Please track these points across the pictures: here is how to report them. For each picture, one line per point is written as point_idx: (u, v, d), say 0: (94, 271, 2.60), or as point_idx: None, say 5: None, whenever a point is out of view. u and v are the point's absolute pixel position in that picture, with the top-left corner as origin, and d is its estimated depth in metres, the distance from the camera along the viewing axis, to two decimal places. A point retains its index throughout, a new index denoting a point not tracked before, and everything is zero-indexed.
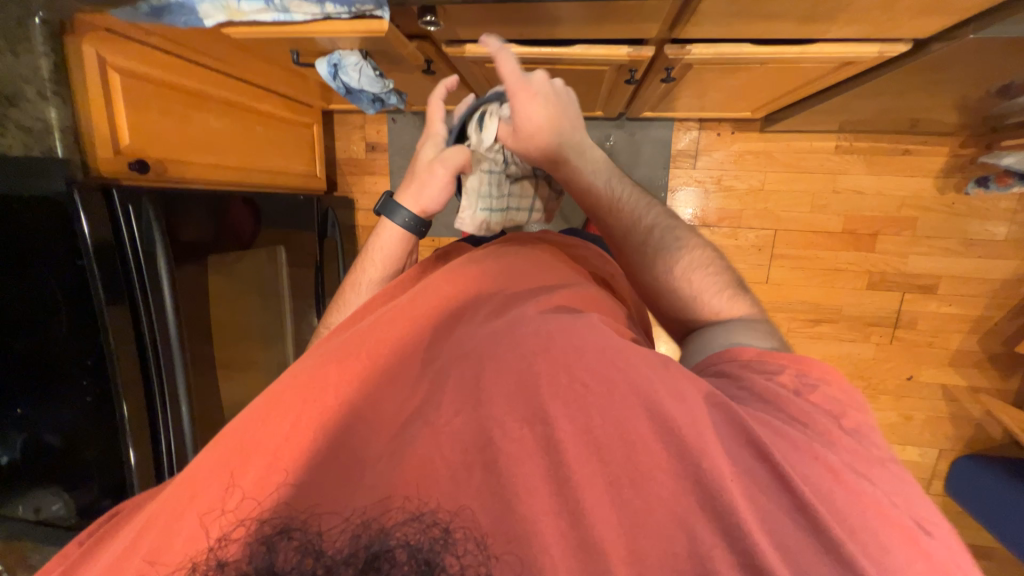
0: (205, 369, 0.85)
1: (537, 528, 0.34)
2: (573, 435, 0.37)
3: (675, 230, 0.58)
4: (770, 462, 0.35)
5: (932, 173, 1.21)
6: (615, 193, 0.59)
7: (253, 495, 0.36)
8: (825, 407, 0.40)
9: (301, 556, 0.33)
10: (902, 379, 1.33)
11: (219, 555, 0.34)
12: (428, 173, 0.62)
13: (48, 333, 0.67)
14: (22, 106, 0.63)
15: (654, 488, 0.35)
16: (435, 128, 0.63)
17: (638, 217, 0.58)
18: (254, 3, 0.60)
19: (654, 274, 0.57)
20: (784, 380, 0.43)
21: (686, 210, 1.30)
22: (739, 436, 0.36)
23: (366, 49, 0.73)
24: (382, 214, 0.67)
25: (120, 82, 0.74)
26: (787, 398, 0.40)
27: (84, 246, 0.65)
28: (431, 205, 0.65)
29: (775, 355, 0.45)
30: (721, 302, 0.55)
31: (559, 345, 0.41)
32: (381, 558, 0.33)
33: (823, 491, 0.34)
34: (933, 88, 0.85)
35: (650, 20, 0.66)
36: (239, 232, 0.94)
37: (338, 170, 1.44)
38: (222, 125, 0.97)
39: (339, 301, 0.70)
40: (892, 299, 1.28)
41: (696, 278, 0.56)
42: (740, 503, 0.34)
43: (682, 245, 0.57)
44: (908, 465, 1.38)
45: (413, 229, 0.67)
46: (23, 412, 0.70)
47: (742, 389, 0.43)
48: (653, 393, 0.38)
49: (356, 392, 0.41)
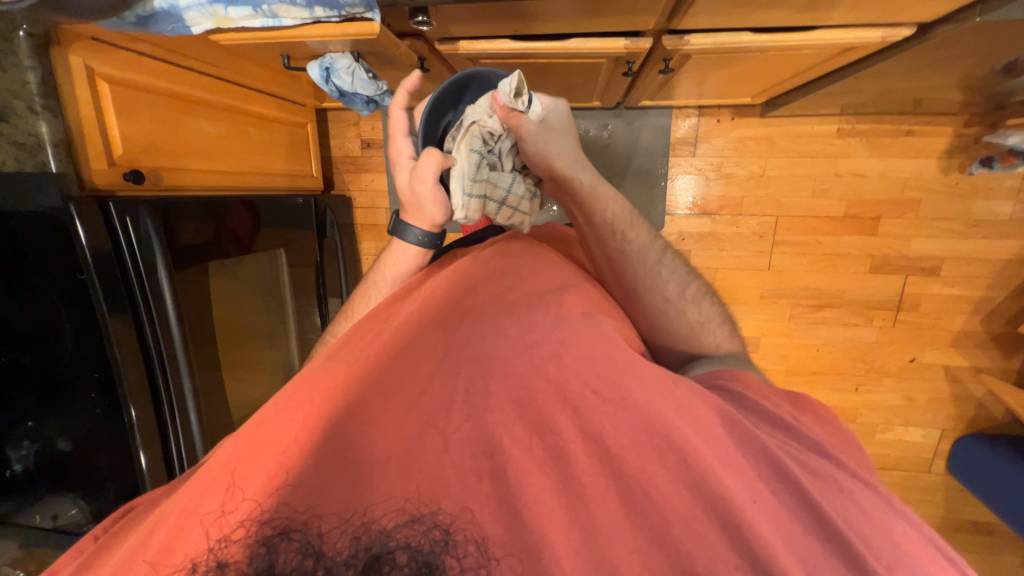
0: (210, 373, 0.86)
1: (547, 539, 0.34)
2: (582, 447, 0.38)
3: (681, 261, 0.65)
4: (791, 483, 0.38)
5: (936, 154, 1.20)
6: (631, 217, 0.63)
7: (254, 495, 0.35)
8: (825, 439, 0.45)
9: (301, 558, 0.32)
10: (905, 361, 1.33)
11: (218, 556, 0.33)
12: (412, 193, 0.57)
13: (55, 347, 0.68)
14: (11, 122, 0.61)
15: (668, 502, 0.36)
16: (399, 147, 0.59)
17: (652, 243, 0.63)
18: (242, 10, 0.59)
19: (667, 298, 0.61)
20: (785, 411, 0.48)
21: (686, 197, 1.29)
22: (762, 457, 0.39)
23: (358, 51, 0.72)
24: (394, 236, 0.63)
25: (109, 91, 0.73)
26: (794, 424, 0.45)
27: (83, 259, 0.64)
28: (436, 219, 0.59)
29: (775, 392, 0.50)
30: (719, 334, 0.63)
31: (569, 352, 0.42)
32: (381, 560, 0.33)
33: (850, 519, 0.36)
34: (937, 69, 0.84)
35: (647, 13, 0.65)
36: (240, 235, 0.94)
37: (334, 168, 1.43)
38: (214, 129, 0.95)
39: (348, 311, 0.66)
40: (894, 283, 1.28)
41: (702, 309, 0.63)
42: (761, 521, 0.35)
43: (688, 274, 0.64)
44: (911, 445, 1.39)
45: (429, 245, 0.63)
46: (34, 423, 0.72)
47: (747, 409, 0.47)
48: (666, 414, 0.39)
49: (362, 397, 0.40)
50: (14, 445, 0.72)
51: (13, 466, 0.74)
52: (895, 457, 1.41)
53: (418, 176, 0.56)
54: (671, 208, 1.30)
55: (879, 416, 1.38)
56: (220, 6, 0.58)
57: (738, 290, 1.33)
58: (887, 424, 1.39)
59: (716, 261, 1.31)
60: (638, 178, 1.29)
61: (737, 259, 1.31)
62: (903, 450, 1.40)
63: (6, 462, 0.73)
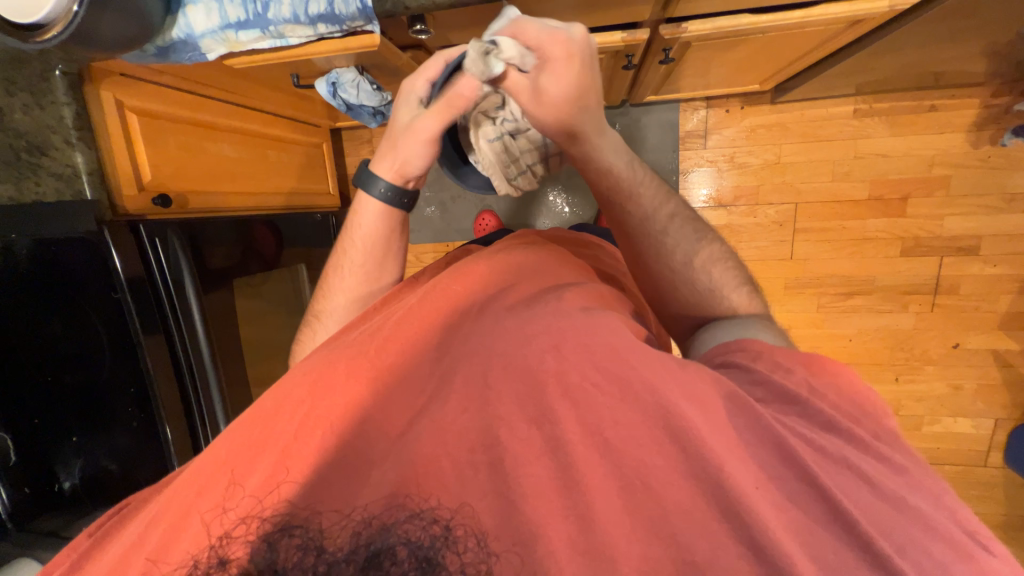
0: (238, 389, 0.89)
1: (543, 530, 0.34)
2: (580, 437, 0.37)
3: (693, 225, 0.60)
4: (800, 468, 0.36)
5: (963, 128, 1.14)
6: (635, 181, 0.58)
7: (255, 493, 0.36)
8: (843, 410, 0.42)
9: (302, 554, 0.33)
10: (948, 348, 1.26)
11: (220, 553, 0.33)
12: (405, 136, 0.58)
13: (92, 366, 0.72)
14: (51, 155, 0.67)
15: (669, 492, 0.35)
16: (414, 85, 0.55)
17: (659, 209, 0.59)
18: (251, 33, 0.61)
19: (672, 267, 0.58)
20: (797, 379, 0.44)
21: (701, 191, 1.26)
22: (767, 441, 0.37)
23: (362, 64, 0.74)
24: (359, 186, 0.64)
25: (138, 122, 0.77)
26: (803, 396, 0.42)
27: (119, 282, 0.68)
28: (408, 172, 0.61)
29: (788, 354, 0.46)
30: (736, 298, 0.58)
31: (570, 343, 0.42)
32: (381, 555, 0.32)
33: (863, 505, 0.35)
34: (963, 36, 0.80)
35: (642, 3, 0.65)
36: (264, 254, 0.98)
37: (349, 185, 1.47)
38: (235, 153, 0.99)
39: (323, 284, 0.70)
40: (929, 265, 1.22)
41: (716, 272, 0.58)
42: (765, 509, 0.34)
43: (701, 238, 0.60)
44: (961, 438, 1.31)
45: (392, 201, 0.64)
46: (78, 439, 0.75)
47: (755, 384, 0.44)
48: (666, 395, 0.38)
49: (366, 392, 0.42)
50: (64, 462, 0.75)
51: (63, 482, 0.76)
52: (945, 451, 1.32)
53: (412, 132, 0.57)
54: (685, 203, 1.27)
55: (924, 407, 1.31)
56: (232, 31, 0.61)
57: (760, 282, 1.29)
58: (935, 415, 1.31)
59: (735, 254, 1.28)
60: None
61: (758, 251, 1.27)
62: (954, 443, 1.31)
63: (55, 478, 0.76)
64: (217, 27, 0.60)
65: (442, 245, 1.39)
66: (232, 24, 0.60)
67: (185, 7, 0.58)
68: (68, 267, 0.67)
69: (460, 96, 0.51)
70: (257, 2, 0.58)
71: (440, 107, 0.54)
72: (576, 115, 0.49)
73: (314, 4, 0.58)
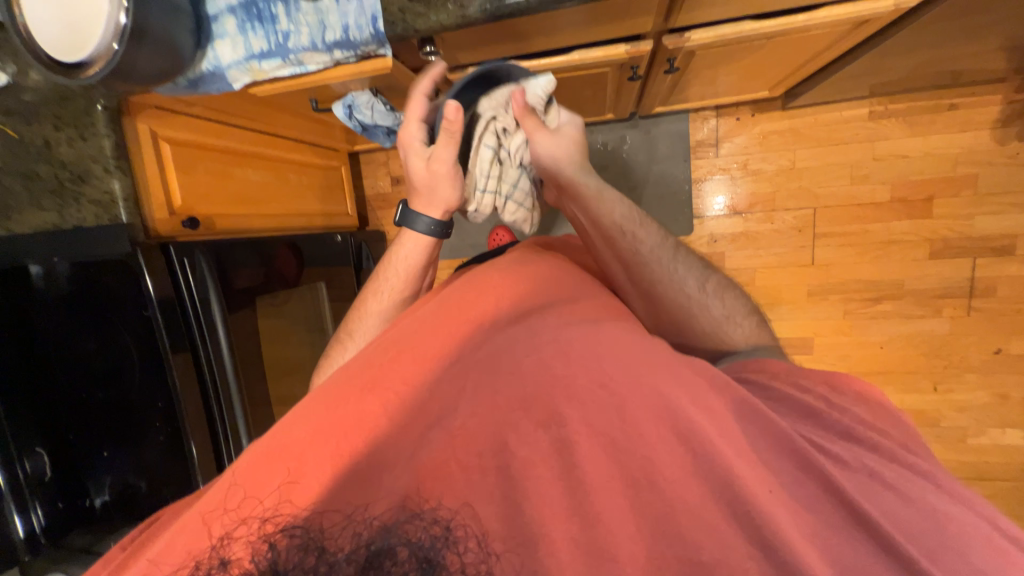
0: (260, 408, 0.91)
1: (544, 531, 0.33)
2: (587, 436, 0.37)
3: (696, 257, 0.63)
4: (817, 474, 0.37)
5: (986, 125, 1.11)
6: (638, 218, 0.61)
7: (262, 498, 0.35)
8: (861, 420, 0.43)
9: (302, 555, 0.30)
10: (989, 354, 1.19)
11: (221, 553, 0.31)
12: (430, 177, 0.58)
13: (123, 382, 0.75)
14: (91, 183, 0.71)
15: (677, 492, 0.35)
16: (413, 133, 0.57)
17: (664, 241, 0.62)
18: (273, 62, 0.65)
19: (687, 294, 0.59)
20: (816, 394, 0.46)
21: (716, 199, 1.25)
22: (782, 445, 0.38)
23: (376, 86, 0.78)
24: (403, 225, 0.64)
25: (169, 149, 0.82)
26: (822, 410, 0.43)
27: (149, 301, 0.72)
28: (449, 204, 0.60)
29: (807, 375, 0.48)
30: (746, 326, 0.60)
31: (577, 351, 0.43)
32: (381, 555, 0.29)
33: (886, 509, 0.35)
34: (981, 31, 0.79)
35: (643, 15, 0.66)
36: (286, 275, 1.01)
37: (367, 206, 1.52)
38: (259, 177, 1.04)
39: (361, 306, 0.69)
40: (962, 267, 1.17)
41: (726, 300, 0.61)
42: (777, 511, 0.34)
43: (705, 270, 0.63)
44: (1010, 450, 1.23)
45: (438, 233, 0.64)
46: (108, 454, 0.79)
47: (773, 400, 0.46)
48: (674, 398, 0.39)
49: (377, 398, 0.40)
50: (95, 479, 0.80)
51: (93, 498, 0.80)
52: (994, 464, 1.24)
53: (433, 169, 0.57)
54: (700, 212, 1.26)
55: (968, 418, 1.23)
56: (256, 61, 0.64)
57: (782, 290, 1.26)
58: (980, 426, 1.23)
59: (752, 261, 1.26)
60: (660, 185, 1.27)
61: (777, 257, 1.24)
62: (1002, 456, 1.24)
63: (88, 493, 0.80)
64: (242, 57, 0.63)
65: (457, 261, 1.42)
66: (255, 54, 0.63)
67: (213, 42, 0.63)
68: (103, 286, 0.72)
69: (449, 122, 0.52)
70: (278, 33, 0.62)
71: (444, 137, 0.54)
72: (583, 155, 0.60)
73: (330, 31, 0.61)
